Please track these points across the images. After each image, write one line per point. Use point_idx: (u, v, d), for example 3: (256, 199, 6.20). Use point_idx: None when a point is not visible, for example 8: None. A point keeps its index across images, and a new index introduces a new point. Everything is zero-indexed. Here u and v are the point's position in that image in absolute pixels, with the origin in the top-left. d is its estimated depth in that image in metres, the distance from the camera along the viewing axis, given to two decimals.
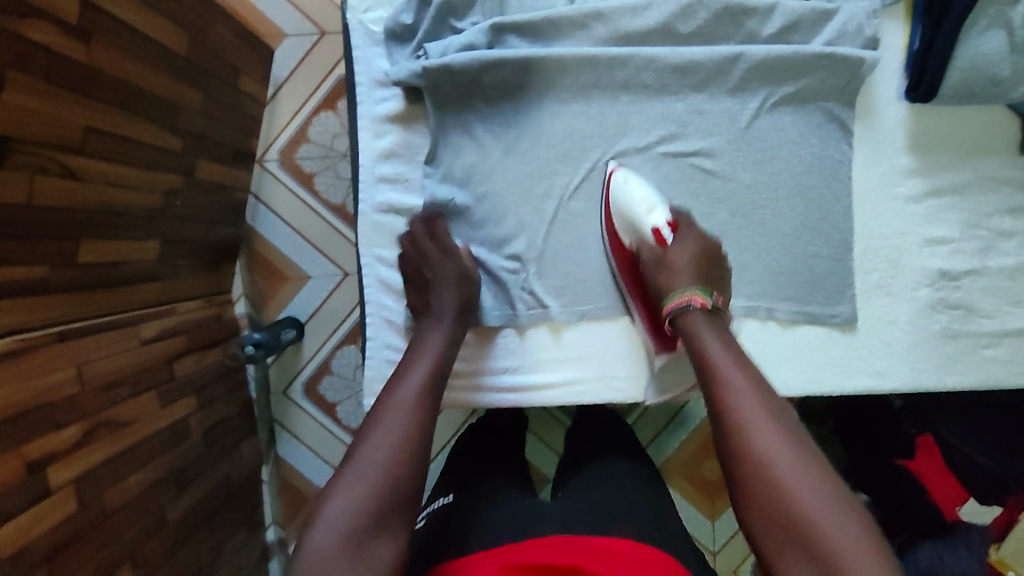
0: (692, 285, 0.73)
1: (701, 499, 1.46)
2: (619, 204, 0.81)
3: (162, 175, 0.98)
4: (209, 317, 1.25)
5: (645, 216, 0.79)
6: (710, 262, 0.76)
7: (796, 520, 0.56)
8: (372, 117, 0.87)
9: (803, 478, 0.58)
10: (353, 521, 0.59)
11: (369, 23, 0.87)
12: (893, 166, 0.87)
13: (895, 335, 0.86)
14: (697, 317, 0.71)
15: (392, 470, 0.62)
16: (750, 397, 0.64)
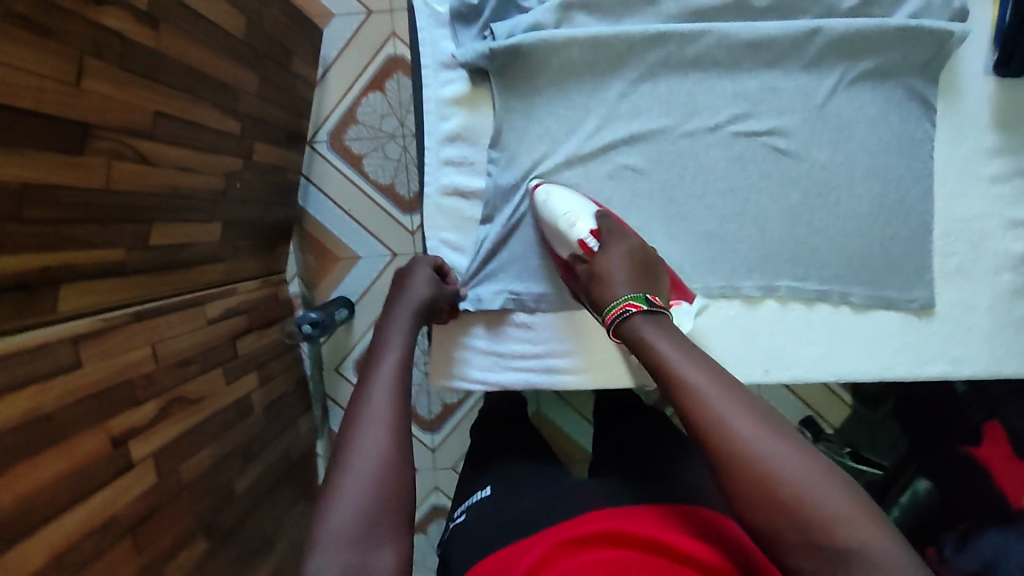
0: (624, 294, 0.69)
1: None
2: (550, 218, 0.79)
3: (224, 158, 1.01)
4: (267, 297, 1.27)
5: (571, 227, 0.77)
6: (643, 263, 0.73)
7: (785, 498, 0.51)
8: (437, 100, 0.86)
9: (782, 453, 0.53)
10: (347, 530, 0.54)
11: (434, 3, 0.86)
12: (977, 145, 0.83)
13: (975, 321, 0.83)
14: (642, 320, 0.65)
15: (386, 470, 0.57)
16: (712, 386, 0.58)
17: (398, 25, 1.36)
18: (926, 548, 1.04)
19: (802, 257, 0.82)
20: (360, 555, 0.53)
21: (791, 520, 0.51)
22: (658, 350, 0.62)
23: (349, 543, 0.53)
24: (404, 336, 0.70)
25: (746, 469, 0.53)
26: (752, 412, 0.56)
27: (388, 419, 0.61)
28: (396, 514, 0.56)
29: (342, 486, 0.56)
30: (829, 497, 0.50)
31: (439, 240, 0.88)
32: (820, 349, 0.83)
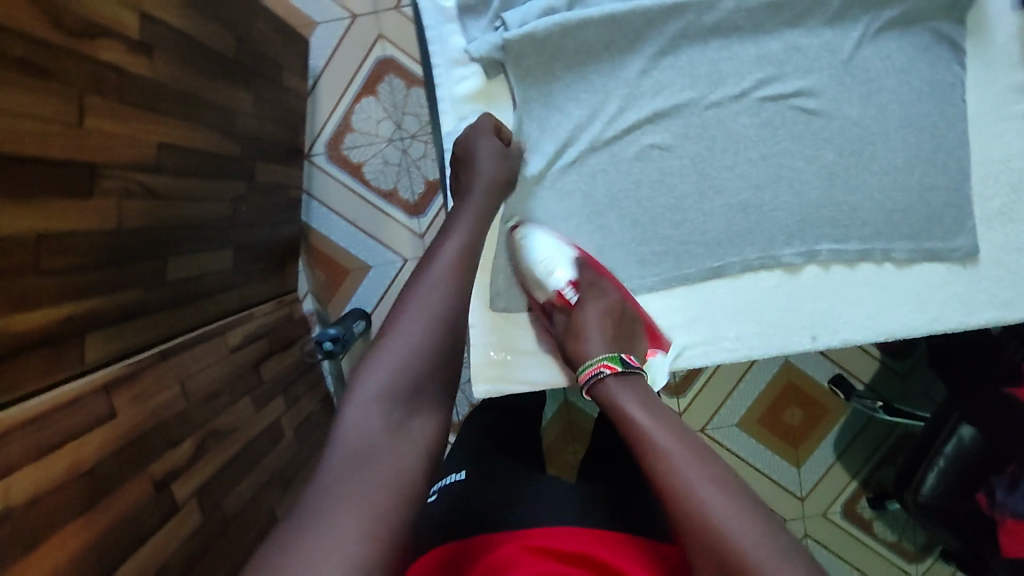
0: (599, 354, 0.72)
1: (784, 447, 1.45)
2: (529, 259, 0.80)
3: (227, 183, 0.98)
4: (284, 318, 1.25)
5: (550, 276, 0.79)
6: (619, 321, 0.77)
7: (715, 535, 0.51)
8: (452, 99, 0.84)
9: (715, 495, 0.54)
10: (385, 393, 0.58)
11: None
12: (1010, 83, 0.81)
13: (1020, 263, 0.82)
14: (613, 378, 0.68)
15: (428, 352, 0.61)
16: (669, 436, 0.60)
17: (385, 26, 1.35)
18: (975, 494, 1.03)
19: (839, 217, 0.81)
20: (404, 414, 0.57)
21: (717, 561, 0.50)
22: (627, 409, 0.64)
23: (391, 402, 0.57)
24: (470, 228, 0.73)
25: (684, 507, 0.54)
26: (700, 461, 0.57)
27: (438, 301, 0.65)
28: (437, 388, 0.61)
29: (382, 355, 0.61)
30: (750, 538, 0.50)
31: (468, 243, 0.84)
32: (866, 310, 0.82)
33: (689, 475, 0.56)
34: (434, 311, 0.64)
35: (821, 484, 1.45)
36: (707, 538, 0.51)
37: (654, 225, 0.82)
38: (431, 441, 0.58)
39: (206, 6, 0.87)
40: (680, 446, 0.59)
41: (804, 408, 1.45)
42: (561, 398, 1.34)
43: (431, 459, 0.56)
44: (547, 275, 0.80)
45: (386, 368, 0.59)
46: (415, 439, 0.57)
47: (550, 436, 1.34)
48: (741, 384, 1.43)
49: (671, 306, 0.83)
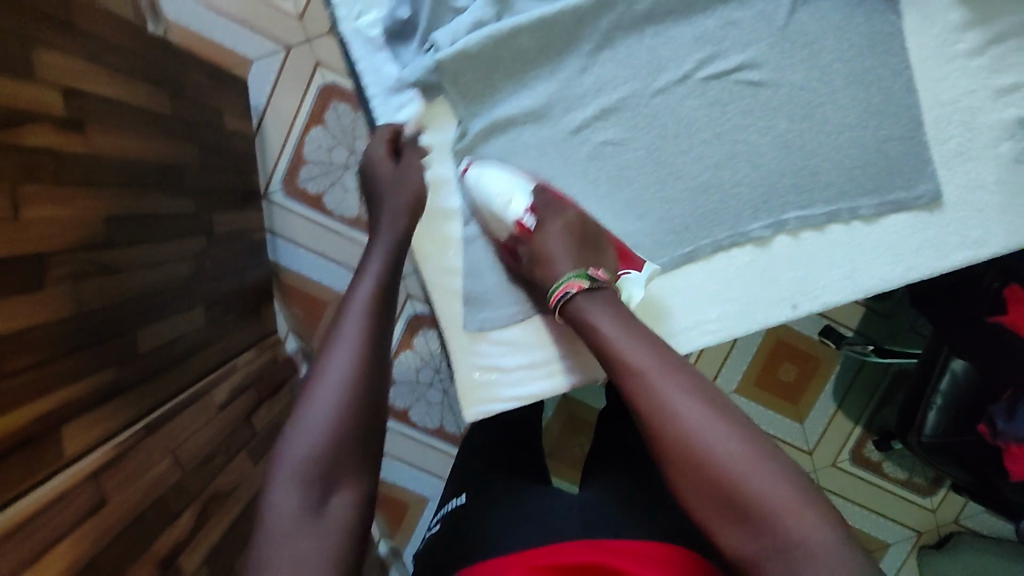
0: (568, 271, 0.70)
1: (785, 404, 1.46)
2: (481, 195, 0.79)
3: (186, 241, 0.97)
4: (268, 363, 1.22)
5: (507, 205, 0.77)
6: (584, 241, 0.75)
7: (727, 489, 0.52)
8: (394, 125, 0.82)
9: (708, 421, 0.54)
10: (312, 459, 0.55)
11: (364, 29, 0.84)
12: (946, 25, 0.79)
13: (985, 199, 0.81)
14: (586, 301, 0.66)
15: (346, 407, 0.57)
16: (667, 380, 0.57)
17: (322, 52, 1.32)
18: (978, 426, 1.04)
19: (800, 183, 0.81)
20: (323, 494, 0.54)
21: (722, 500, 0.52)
22: (599, 327, 0.63)
23: (311, 480, 0.54)
24: (388, 259, 0.70)
25: (691, 466, 0.53)
26: (704, 404, 0.55)
27: (355, 348, 0.60)
28: (359, 454, 0.58)
29: (295, 425, 0.57)
30: (736, 450, 0.53)
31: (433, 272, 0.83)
32: (842, 271, 0.82)
33: (688, 419, 0.55)
34: (354, 355, 0.60)
35: (827, 434, 1.47)
36: (699, 462, 0.53)
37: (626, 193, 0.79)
38: (354, 517, 0.55)
39: (132, 69, 0.85)
40: (678, 389, 0.56)
41: (798, 363, 1.45)
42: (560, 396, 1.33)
43: (351, 540, 0.53)
44: (504, 206, 0.78)
45: (306, 433, 0.56)
46: (335, 517, 0.54)
47: (554, 433, 1.34)
48: (733, 351, 1.43)
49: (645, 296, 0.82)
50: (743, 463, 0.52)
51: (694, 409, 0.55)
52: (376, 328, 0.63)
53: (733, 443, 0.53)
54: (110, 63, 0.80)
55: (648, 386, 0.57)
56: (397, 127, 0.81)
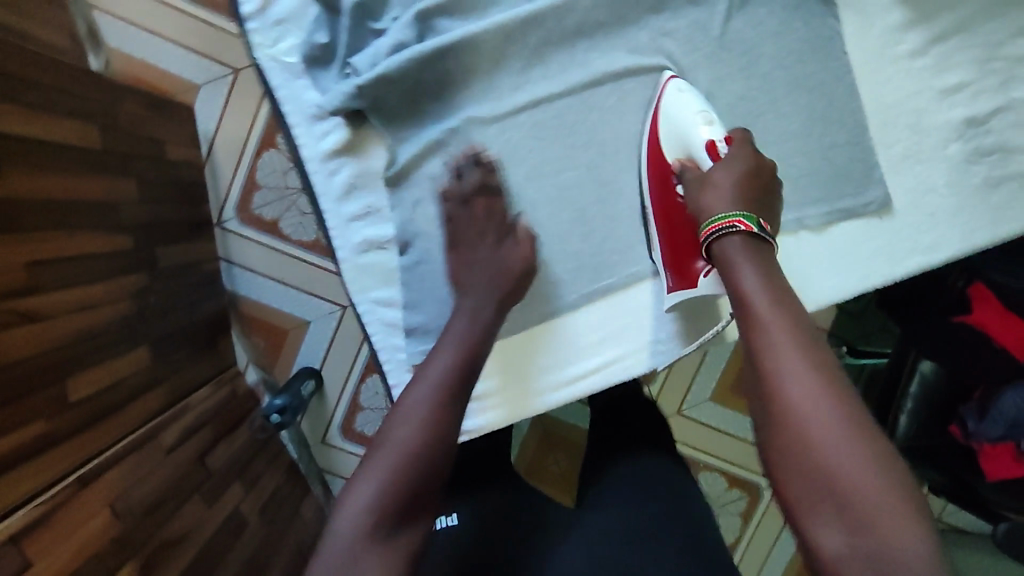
0: (728, 208, 0.54)
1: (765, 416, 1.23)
2: (675, 105, 0.63)
3: (122, 279, 0.92)
4: (228, 398, 1.17)
5: (697, 126, 0.61)
6: (758, 185, 0.56)
7: (829, 482, 0.40)
8: (315, 157, 0.66)
9: (844, 430, 0.41)
10: (378, 469, 0.47)
11: None
12: (887, 25, 0.69)
13: (934, 204, 0.72)
14: (739, 254, 0.51)
15: (423, 462, 0.48)
16: (790, 338, 0.46)
17: None
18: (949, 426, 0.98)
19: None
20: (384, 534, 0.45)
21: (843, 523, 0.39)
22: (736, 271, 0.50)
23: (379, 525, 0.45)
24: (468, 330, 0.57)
25: (788, 435, 0.42)
26: (824, 380, 0.43)
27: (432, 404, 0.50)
28: (406, 527, 0.46)
29: (364, 471, 0.47)
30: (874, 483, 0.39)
31: (370, 304, 0.69)
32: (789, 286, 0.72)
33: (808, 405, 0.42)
34: (422, 424, 0.49)
35: None
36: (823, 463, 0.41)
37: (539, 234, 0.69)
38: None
39: (56, 104, 0.82)
40: (797, 352, 0.45)
41: None
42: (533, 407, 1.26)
43: None
44: (692, 125, 0.61)
45: (387, 462, 0.47)
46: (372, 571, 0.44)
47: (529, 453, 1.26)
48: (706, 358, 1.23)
49: None
50: (850, 452, 0.40)
51: (808, 376, 0.43)
52: (468, 372, 0.54)
53: (847, 429, 0.41)
54: (28, 102, 0.77)
55: (756, 339, 0.46)
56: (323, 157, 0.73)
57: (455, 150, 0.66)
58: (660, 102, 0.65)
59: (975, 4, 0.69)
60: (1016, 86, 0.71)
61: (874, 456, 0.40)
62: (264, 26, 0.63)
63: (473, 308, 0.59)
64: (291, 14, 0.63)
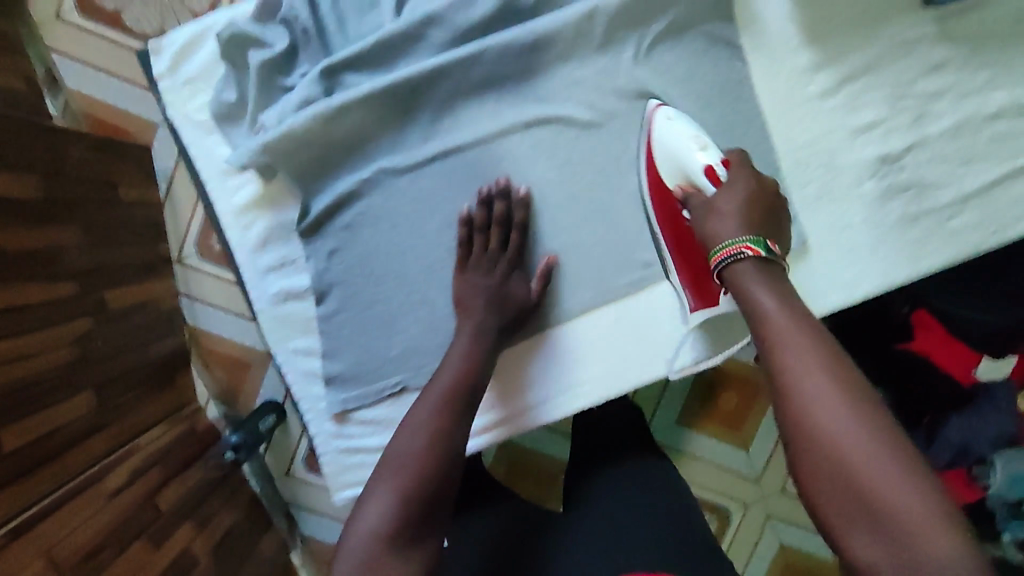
0: (740, 234, 0.54)
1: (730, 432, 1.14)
2: (670, 133, 0.64)
3: (66, 325, 0.93)
4: (185, 434, 1.17)
5: (695, 153, 0.61)
6: (766, 208, 0.57)
7: (862, 497, 0.41)
8: (230, 212, 0.67)
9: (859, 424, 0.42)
10: (396, 495, 0.51)
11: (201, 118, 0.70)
12: (797, 67, 0.69)
13: (854, 239, 0.73)
14: (745, 269, 0.52)
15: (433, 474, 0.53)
16: (806, 342, 0.46)
17: None
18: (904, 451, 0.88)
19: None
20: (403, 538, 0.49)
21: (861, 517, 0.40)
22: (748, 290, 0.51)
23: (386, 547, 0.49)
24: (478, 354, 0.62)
25: (818, 458, 0.43)
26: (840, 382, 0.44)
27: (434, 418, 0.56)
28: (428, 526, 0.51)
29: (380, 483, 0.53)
30: (888, 477, 0.40)
31: (289, 352, 0.70)
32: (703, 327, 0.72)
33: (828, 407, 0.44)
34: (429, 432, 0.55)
35: None
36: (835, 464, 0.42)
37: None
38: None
39: None
40: (817, 364, 0.45)
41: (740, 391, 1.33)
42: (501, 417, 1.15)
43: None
44: (689, 153, 0.62)
45: (396, 477, 0.52)
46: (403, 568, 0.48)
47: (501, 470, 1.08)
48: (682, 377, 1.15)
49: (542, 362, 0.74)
50: (881, 467, 0.41)
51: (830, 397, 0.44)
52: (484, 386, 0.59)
53: (877, 439, 0.42)
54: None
55: (779, 358, 0.47)
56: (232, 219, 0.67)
57: (368, 200, 0.67)
58: (649, 130, 0.66)
59: (883, 45, 0.69)
60: (929, 122, 0.71)
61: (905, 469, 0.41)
62: (176, 84, 0.64)
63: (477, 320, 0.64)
64: (201, 72, 0.64)
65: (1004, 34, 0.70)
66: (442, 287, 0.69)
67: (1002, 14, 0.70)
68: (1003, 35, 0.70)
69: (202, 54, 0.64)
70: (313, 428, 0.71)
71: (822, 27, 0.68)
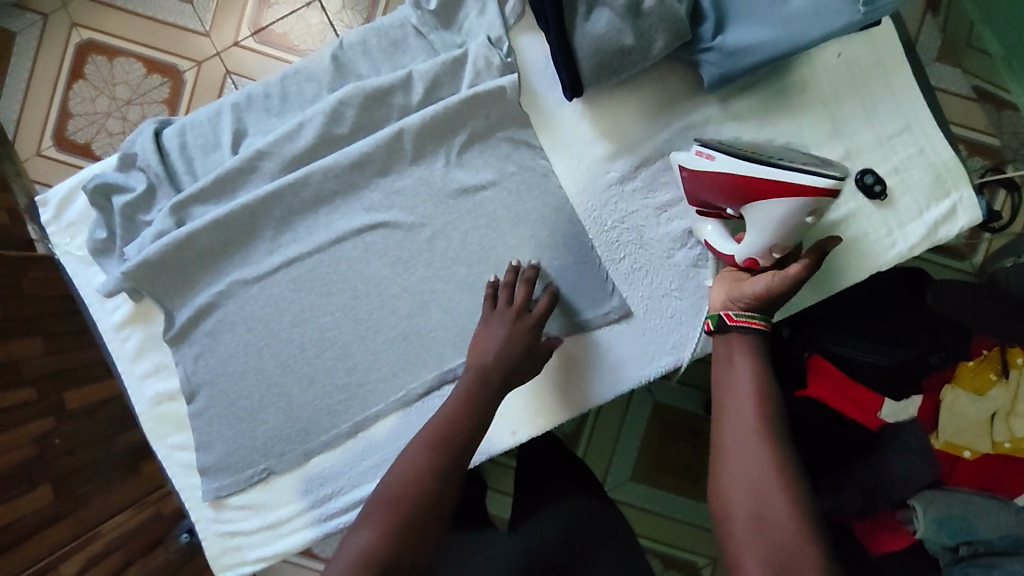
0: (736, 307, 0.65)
1: (687, 483, 1.16)
2: (776, 213, 0.63)
3: (30, 425, 1.04)
4: (149, 519, 1.26)
5: (757, 246, 0.66)
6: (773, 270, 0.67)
7: (763, 529, 0.51)
8: (109, 328, 0.78)
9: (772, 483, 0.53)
10: (386, 530, 0.54)
11: (74, 247, 0.78)
12: (592, 159, 0.77)
13: (674, 306, 0.77)
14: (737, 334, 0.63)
15: (408, 514, 0.55)
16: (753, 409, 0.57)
17: None
18: None
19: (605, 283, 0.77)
20: None
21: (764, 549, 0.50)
22: (732, 359, 0.62)
23: None
24: (453, 410, 0.65)
25: (731, 496, 0.54)
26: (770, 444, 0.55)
27: (414, 460, 0.60)
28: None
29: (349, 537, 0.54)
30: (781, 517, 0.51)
31: (168, 447, 0.79)
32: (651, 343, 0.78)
33: (755, 463, 0.54)
34: (409, 473, 0.58)
35: None
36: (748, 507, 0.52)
37: (330, 377, 0.77)
38: None
39: None
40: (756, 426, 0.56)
41: None
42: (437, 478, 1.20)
43: None
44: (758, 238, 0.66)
45: (377, 520, 0.55)
46: None
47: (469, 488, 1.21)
48: (622, 433, 1.16)
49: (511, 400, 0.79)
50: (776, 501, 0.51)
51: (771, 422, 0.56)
52: (457, 440, 0.62)
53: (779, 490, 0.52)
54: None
55: (728, 421, 0.58)
56: (111, 334, 0.78)
57: (225, 307, 0.77)
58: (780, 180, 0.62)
59: (672, 129, 0.76)
60: None
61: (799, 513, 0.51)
62: (62, 228, 0.78)
63: (464, 387, 0.67)
64: (80, 217, 0.78)
65: (789, 104, 0.77)
66: (298, 379, 0.77)
67: (780, 90, 0.77)
68: (785, 108, 0.77)
69: (80, 202, 0.77)
70: (196, 514, 0.79)
71: (612, 123, 0.77)
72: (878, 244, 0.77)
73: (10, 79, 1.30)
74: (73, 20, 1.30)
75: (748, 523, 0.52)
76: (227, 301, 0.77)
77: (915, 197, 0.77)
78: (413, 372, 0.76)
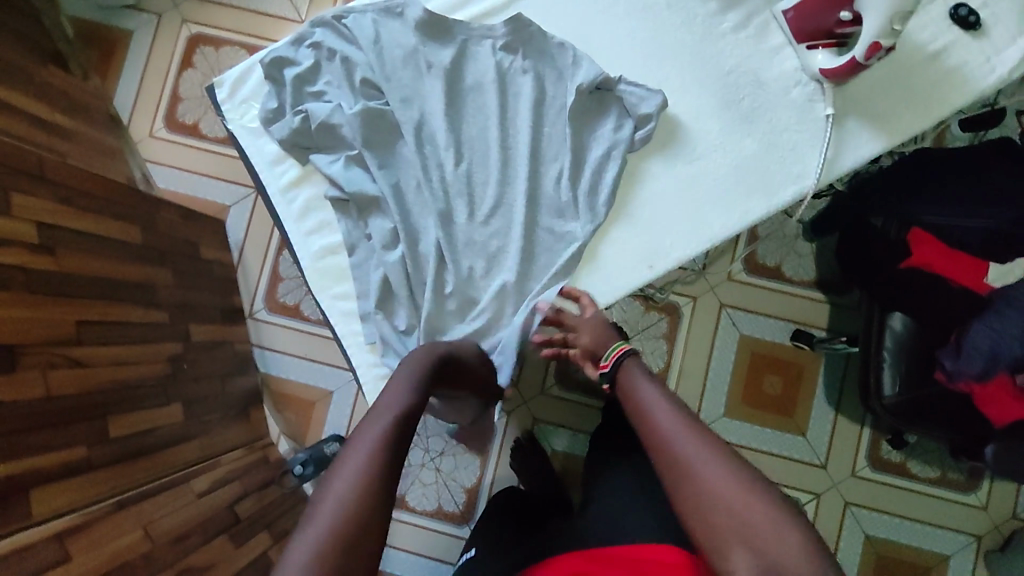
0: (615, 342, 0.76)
1: (778, 418, 1.21)
2: None
3: (160, 344, 0.95)
4: (260, 462, 1.15)
5: (877, 26, 0.74)
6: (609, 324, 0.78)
7: (716, 507, 0.54)
8: (277, 191, 0.86)
9: (710, 465, 0.56)
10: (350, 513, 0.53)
11: (248, 121, 0.87)
12: (707, 12, 0.86)
13: (793, 138, 0.83)
14: (632, 371, 0.70)
15: (369, 490, 0.54)
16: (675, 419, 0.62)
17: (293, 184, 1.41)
18: (933, 375, 0.99)
19: (724, 125, 0.84)
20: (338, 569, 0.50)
21: (729, 530, 0.52)
22: (638, 391, 0.68)
23: None
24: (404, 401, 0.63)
25: (684, 484, 0.57)
26: (701, 440, 0.59)
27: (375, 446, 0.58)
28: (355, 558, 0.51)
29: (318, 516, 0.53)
30: (727, 486, 0.54)
31: (330, 297, 0.84)
32: (776, 173, 0.83)
33: (692, 457, 0.57)
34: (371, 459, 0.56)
35: (836, 437, 1.21)
36: (700, 493, 0.55)
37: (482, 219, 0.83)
38: None
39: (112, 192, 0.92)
40: (682, 427, 0.61)
41: (780, 372, 1.23)
42: (527, 421, 1.19)
43: None
44: (877, 19, 0.74)
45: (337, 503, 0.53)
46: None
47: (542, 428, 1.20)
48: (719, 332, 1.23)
49: (644, 243, 0.82)
50: (721, 478, 0.55)
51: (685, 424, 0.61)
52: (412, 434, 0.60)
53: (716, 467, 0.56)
54: (95, 195, 0.88)
55: (658, 434, 0.61)
56: (279, 195, 0.86)
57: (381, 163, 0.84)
58: None
59: None
60: None
61: (735, 483, 0.55)
62: (234, 105, 0.88)
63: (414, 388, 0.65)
64: (252, 93, 0.88)
65: None
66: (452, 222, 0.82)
67: None
68: None
69: (252, 80, 0.88)
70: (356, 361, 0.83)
71: None
72: (978, 71, 0.83)
73: (130, 62, 1.38)
74: (184, 17, 1.39)
75: (702, 506, 0.55)
76: (377, 156, 0.83)
77: (1008, 27, 0.83)
78: (561, 208, 0.82)
